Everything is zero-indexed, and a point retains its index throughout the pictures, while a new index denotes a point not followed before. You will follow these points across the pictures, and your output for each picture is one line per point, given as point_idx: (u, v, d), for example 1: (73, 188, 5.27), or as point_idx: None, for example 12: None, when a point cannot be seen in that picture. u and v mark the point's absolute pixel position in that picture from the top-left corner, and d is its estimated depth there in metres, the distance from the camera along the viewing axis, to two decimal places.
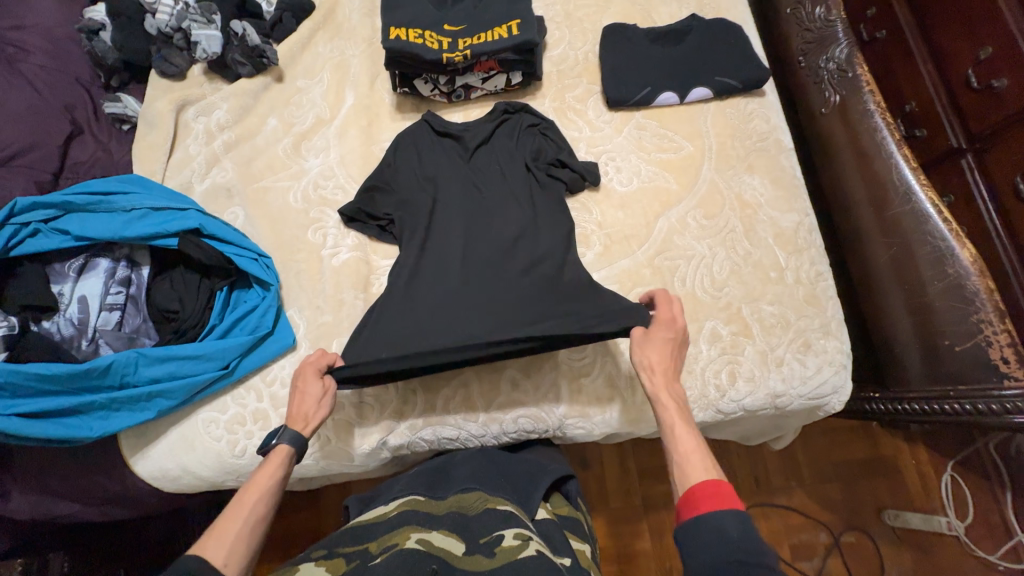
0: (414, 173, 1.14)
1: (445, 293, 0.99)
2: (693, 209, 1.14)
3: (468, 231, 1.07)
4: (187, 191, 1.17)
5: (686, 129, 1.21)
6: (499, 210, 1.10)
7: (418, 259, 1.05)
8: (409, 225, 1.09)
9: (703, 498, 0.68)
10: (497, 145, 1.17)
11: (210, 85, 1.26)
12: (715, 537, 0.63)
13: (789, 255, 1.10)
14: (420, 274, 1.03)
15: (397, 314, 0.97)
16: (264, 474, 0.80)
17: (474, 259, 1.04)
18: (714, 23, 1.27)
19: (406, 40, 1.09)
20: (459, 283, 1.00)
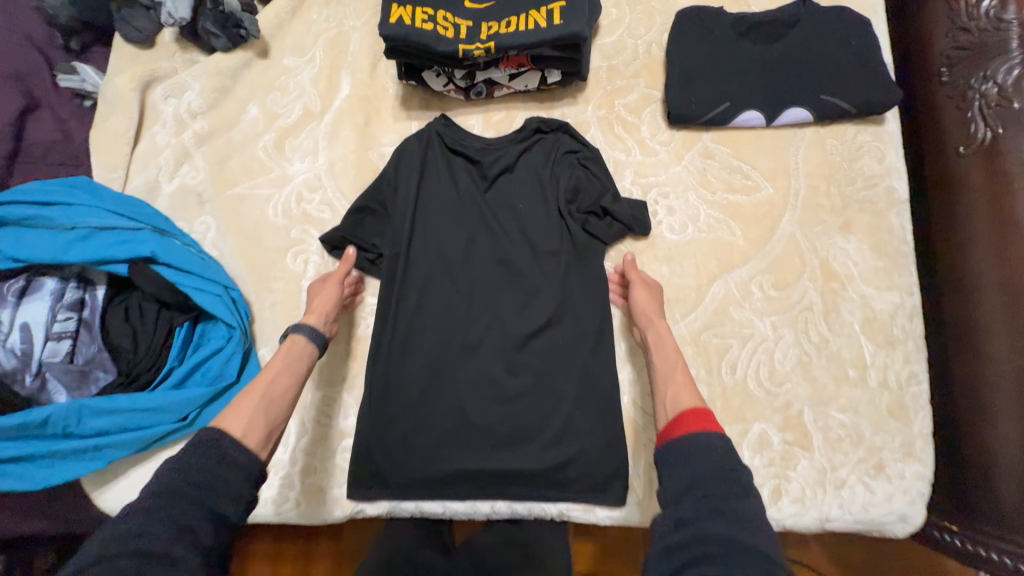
0: (421, 209, 0.94)
1: (452, 383, 0.91)
2: (760, 273, 0.89)
3: (482, 299, 0.92)
4: (152, 193, 0.99)
5: (767, 163, 0.93)
6: (520, 268, 0.92)
7: (422, 327, 0.92)
8: (413, 276, 0.93)
9: (685, 424, 0.68)
10: (524, 175, 0.95)
11: (183, 56, 1.04)
12: (698, 451, 0.63)
13: (879, 349, 0.86)
14: (422, 347, 0.91)
15: (398, 400, 0.90)
16: (279, 360, 0.79)
17: (484, 344, 0.91)
18: (830, 13, 0.94)
19: (412, 24, 0.83)
20: (467, 369, 0.91)
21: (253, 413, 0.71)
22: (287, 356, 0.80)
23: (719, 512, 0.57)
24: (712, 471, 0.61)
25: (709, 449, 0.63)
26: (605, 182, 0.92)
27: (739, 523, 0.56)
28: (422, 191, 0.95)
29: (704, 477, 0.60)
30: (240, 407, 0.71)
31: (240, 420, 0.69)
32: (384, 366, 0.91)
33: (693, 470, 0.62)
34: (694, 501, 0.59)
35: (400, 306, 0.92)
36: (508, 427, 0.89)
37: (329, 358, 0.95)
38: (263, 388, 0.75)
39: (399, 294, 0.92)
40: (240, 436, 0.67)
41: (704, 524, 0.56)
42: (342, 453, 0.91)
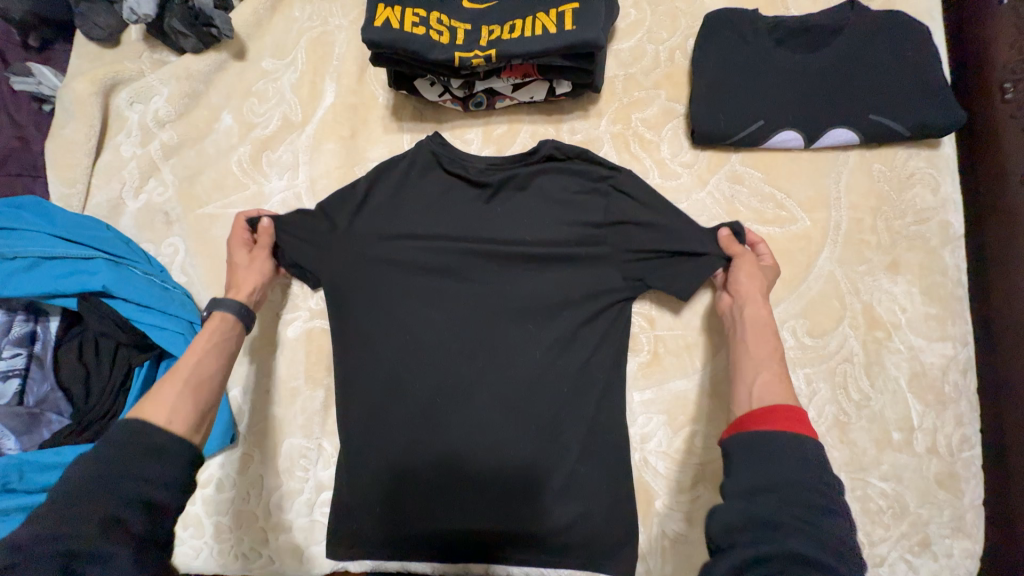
0: (409, 237, 0.81)
1: (440, 443, 0.77)
2: (794, 317, 0.79)
3: (477, 343, 0.79)
4: (116, 211, 0.90)
5: (805, 191, 0.82)
6: (521, 307, 0.80)
7: (407, 376, 0.78)
8: (398, 315, 0.80)
9: (775, 418, 0.57)
10: (530, 200, 0.82)
11: (151, 56, 0.94)
12: (790, 453, 0.53)
13: (929, 409, 0.75)
14: (406, 399, 0.78)
15: (378, 461, 0.77)
16: (201, 338, 0.70)
17: (478, 396, 0.78)
18: (885, 16, 0.81)
19: (401, 28, 0.72)
20: (459, 426, 0.77)
21: (179, 399, 0.61)
22: (213, 335, 0.71)
23: (798, 523, 0.48)
24: (796, 476, 0.51)
25: (796, 451, 0.53)
26: (620, 210, 0.80)
27: (819, 541, 0.47)
28: (410, 216, 0.82)
29: (780, 479, 0.51)
30: (161, 396, 0.60)
31: (163, 409, 0.59)
32: (364, 420, 0.79)
33: (768, 468, 0.52)
34: (767, 505, 0.49)
35: (383, 351, 0.79)
36: (506, 491, 0.76)
37: (304, 404, 0.84)
38: (187, 372, 0.64)
39: (381, 336, 0.80)
40: (166, 424, 0.57)
41: (776, 536, 0.47)
42: (320, 508, 0.82)
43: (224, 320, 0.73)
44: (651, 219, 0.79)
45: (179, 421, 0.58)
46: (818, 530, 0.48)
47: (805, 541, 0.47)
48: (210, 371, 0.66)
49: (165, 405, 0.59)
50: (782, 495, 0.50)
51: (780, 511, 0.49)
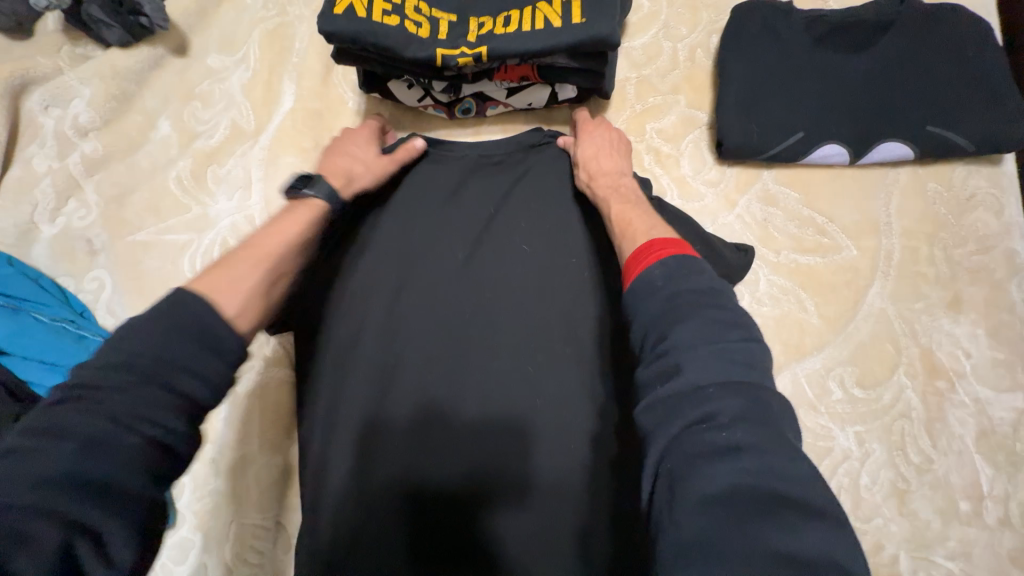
0: (388, 239, 0.66)
1: (429, 512, 0.56)
2: (841, 363, 0.67)
3: (476, 369, 0.60)
4: (27, 238, 0.74)
5: (849, 214, 0.70)
6: (531, 325, 0.61)
7: (379, 419, 0.59)
8: (366, 345, 0.61)
9: (634, 263, 0.46)
10: (527, 199, 0.67)
11: (70, 50, 0.78)
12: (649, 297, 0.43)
13: (1000, 472, 0.64)
14: (379, 451, 0.58)
15: (341, 534, 0.56)
16: (288, 222, 0.52)
17: (476, 438, 0.58)
18: (942, 11, 0.69)
19: (372, 17, 0.57)
20: (447, 493, 0.56)
21: (255, 292, 0.45)
22: (301, 224, 0.52)
23: (703, 390, 0.35)
24: (681, 334, 0.38)
25: (674, 297, 0.41)
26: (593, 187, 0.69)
27: (704, 372, 0.36)
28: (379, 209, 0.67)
29: (677, 345, 0.38)
30: (232, 276, 0.45)
31: (232, 296, 0.43)
32: (318, 481, 0.59)
33: (643, 324, 0.41)
34: (666, 402, 0.36)
35: (352, 385, 0.60)
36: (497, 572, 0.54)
37: (258, 476, 0.69)
38: (270, 259, 0.48)
39: (347, 381, 0.61)
40: (233, 319, 0.42)
41: (671, 433, 0.35)
42: None
43: (319, 211, 0.54)
44: None
45: (249, 318, 0.43)
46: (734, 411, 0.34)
47: (711, 439, 0.33)
48: (290, 267, 0.50)
49: (238, 294, 0.44)
50: (679, 380, 0.36)
51: (686, 408, 0.35)
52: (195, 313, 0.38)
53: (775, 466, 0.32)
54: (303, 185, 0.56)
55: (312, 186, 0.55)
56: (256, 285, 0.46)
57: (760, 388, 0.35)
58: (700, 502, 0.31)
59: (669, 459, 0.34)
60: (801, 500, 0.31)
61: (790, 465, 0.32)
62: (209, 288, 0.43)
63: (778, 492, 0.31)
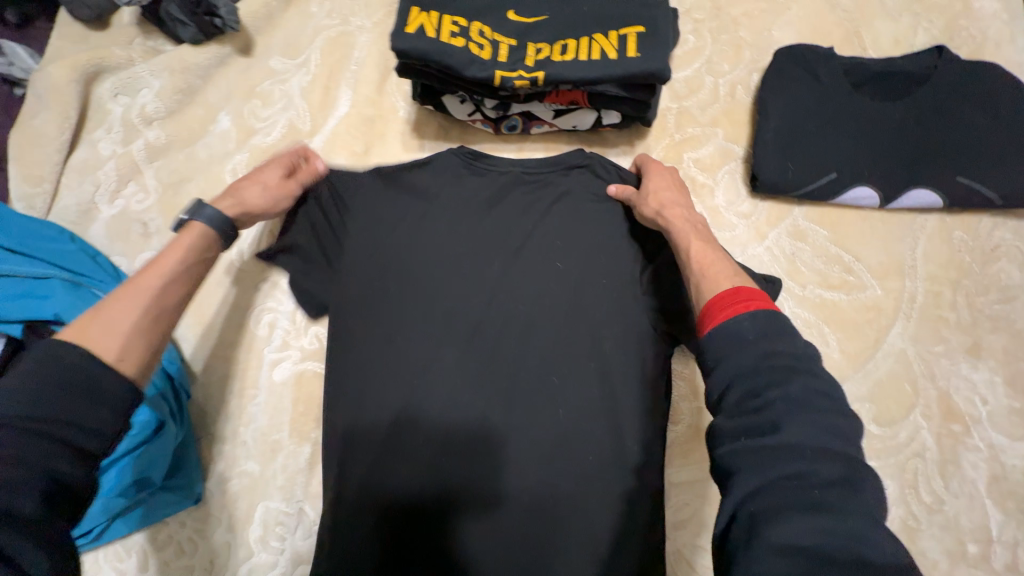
0: (427, 256, 0.71)
1: (444, 513, 0.62)
2: (859, 399, 0.69)
3: (499, 387, 0.66)
4: (86, 217, 0.78)
5: (875, 255, 0.73)
6: (553, 350, 0.67)
7: (408, 424, 0.65)
8: (404, 352, 0.67)
9: (718, 309, 0.48)
10: (569, 211, 0.74)
11: (142, 43, 0.82)
12: (733, 343, 0.44)
13: (1010, 518, 0.66)
14: (406, 452, 0.64)
15: (362, 526, 0.62)
16: (172, 254, 0.54)
17: (492, 450, 0.64)
18: (977, 67, 0.72)
19: (439, 37, 0.60)
20: (462, 498, 0.63)
21: (138, 328, 0.48)
22: (184, 257, 0.55)
23: (799, 451, 0.38)
24: (782, 395, 0.40)
25: (767, 355, 0.42)
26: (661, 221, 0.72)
27: (800, 428, 0.38)
28: (424, 223, 0.72)
29: (772, 405, 0.40)
30: (110, 316, 0.48)
31: (111, 337, 0.46)
32: (351, 477, 0.64)
33: (734, 371, 0.43)
34: (752, 457, 0.39)
35: (387, 390, 0.66)
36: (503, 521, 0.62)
37: (287, 462, 0.71)
38: (151, 298, 0.51)
39: (386, 381, 0.67)
40: (114, 361, 0.45)
41: (755, 486, 0.37)
42: None
43: (204, 237, 0.58)
44: None
45: (134, 360, 0.47)
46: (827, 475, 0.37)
47: (800, 495, 0.36)
48: (179, 300, 0.53)
49: (117, 335, 0.47)
50: (774, 438, 0.38)
51: (770, 466, 0.38)
52: (73, 365, 0.43)
53: (861, 532, 0.35)
54: (186, 212, 0.59)
55: (191, 213, 0.59)
56: (141, 322, 0.49)
57: (854, 459, 0.38)
58: (783, 548, 0.34)
59: (755, 502, 0.37)
60: (887, 573, 0.33)
61: (877, 535, 0.35)
62: (84, 335, 0.46)
63: (861, 560, 0.33)
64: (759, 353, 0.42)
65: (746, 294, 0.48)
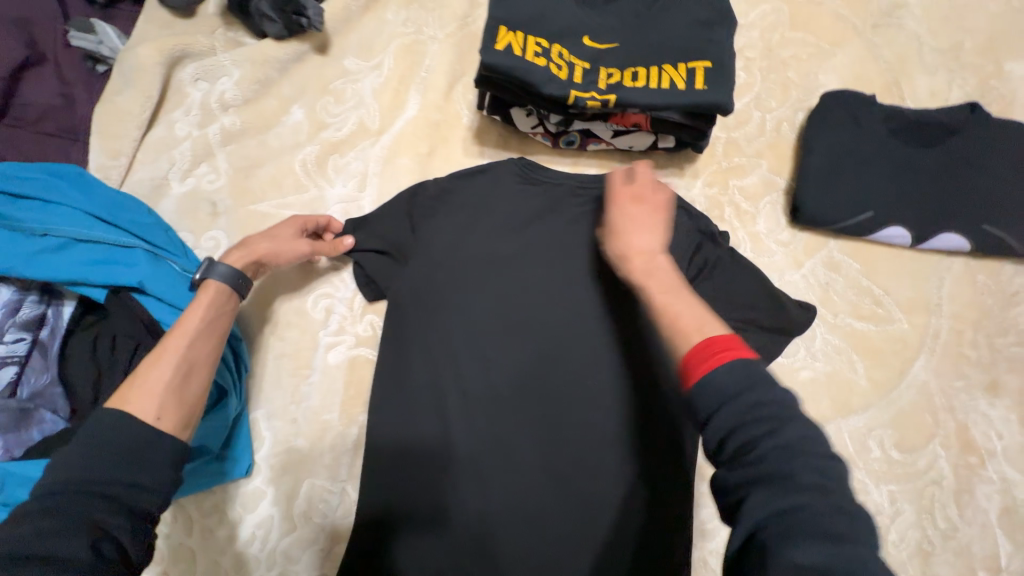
0: (479, 258, 0.76)
1: (482, 514, 0.68)
2: (882, 425, 0.73)
3: (537, 402, 0.71)
4: (158, 192, 0.82)
5: (904, 291, 0.77)
6: (589, 360, 0.72)
7: (453, 428, 0.70)
8: (455, 355, 0.72)
9: (696, 362, 0.44)
10: None
11: (224, 33, 0.87)
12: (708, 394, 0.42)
13: (1019, 549, 0.69)
14: (450, 454, 0.70)
15: (407, 511, 0.68)
16: (194, 315, 0.59)
17: (527, 461, 0.70)
18: (1009, 125, 0.78)
19: (523, 55, 0.65)
20: (500, 500, 0.69)
21: (171, 387, 0.53)
22: (210, 312, 0.60)
23: (813, 501, 0.36)
24: (782, 443, 0.38)
25: (756, 401, 0.40)
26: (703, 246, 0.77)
27: (802, 470, 0.37)
28: (478, 231, 0.76)
29: (770, 453, 0.38)
30: (147, 379, 0.52)
31: (149, 400, 0.51)
32: (397, 470, 0.70)
33: (732, 423, 0.40)
34: (760, 498, 0.37)
35: (437, 386, 0.72)
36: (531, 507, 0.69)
37: (335, 442, 0.74)
38: (180, 353, 0.55)
39: (438, 373, 0.72)
40: (155, 421, 0.50)
41: (772, 538, 0.35)
42: (330, 561, 0.72)
43: (221, 294, 0.62)
44: (745, 295, 0.75)
45: (172, 415, 0.51)
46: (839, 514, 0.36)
47: (821, 545, 0.34)
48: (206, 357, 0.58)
49: (155, 397, 0.51)
50: (787, 491, 0.36)
51: (775, 507, 0.36)
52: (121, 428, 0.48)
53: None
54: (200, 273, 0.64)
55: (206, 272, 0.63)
56: (174, 380, 0.53)
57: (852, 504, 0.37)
58: None
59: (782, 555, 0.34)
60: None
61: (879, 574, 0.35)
62: (127, 400, 0.51)
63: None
64: (748, 401, 0.40)
65: (722, 346, 0.44)
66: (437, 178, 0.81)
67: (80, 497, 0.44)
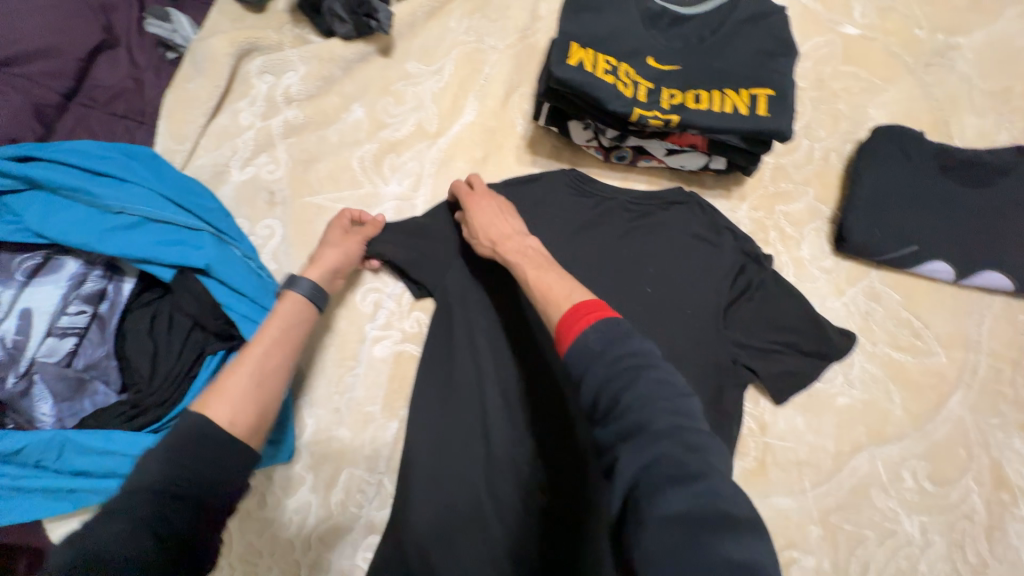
0: None
1: (519, 521, 0.69)
2: (916, 456, 0.74)
3: (574, 412, 0.72)
4: (218, 178, 0.84)
5: (944, 325, 0.78)
6: None
7: (495, 435, 0.71)
8: (500, 359, 0.74)
9: (569, 327, 0.55)
10: (666, 242, 0.80)
11: (292, 30, 0.90)
12: (580, 358, 0.52)
13: None
14: (491, 462, 0.71)
15: (445, 507, 0.70)
16: (274, 324, 0.62)
17: (565, 469, 0.70)
18: None
19: (592, 71, 0.67)
20: (539, 509, 0.70)
21: (245, 394, 0.54)
22: (285, 325, 0.62)
23: (667, 434, 0.43)
24: (634, 394, 0.46)
25: (615, 362, 0.49)
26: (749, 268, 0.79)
27: (654, 409, 0.45)
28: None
29: (631, 403, 0.46)
30: (226, 386, 0.54)
31: (224, 406, 0.53)
32: (437, 466, 0.71)
33: (600, 382, 0.49)
34: (629, 450, 0.44)
35: (482, 386, 0.73)
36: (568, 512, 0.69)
37: (376, 434, 0.76)
38: (257, 363, 0.57)
39: (483, 374, 0.73)
40: (227, 426, 0.51)
41: (635, 473, 0.43)
42: (363, 552, 0.73)
43: (300, 306, 0.65)
44: (789, 320, 0.76)
45: (243, 423, 0.53)
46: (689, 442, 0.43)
47: (677, 473, 0.41)
48: (280, 367, 0.59)
49: (230, 403, 0.53)
50: (642, 432, 0.44)
51: (643, 453, 0.43)
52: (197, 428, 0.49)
53: (717, 489, 0.41)
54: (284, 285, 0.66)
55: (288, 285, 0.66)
56: (249, 389, 0.55)
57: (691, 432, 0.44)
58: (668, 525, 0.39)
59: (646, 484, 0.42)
60: (744, 519, 0.41)
61: (727, 488, 0.42)
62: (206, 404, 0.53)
63: (728, 514, 0.40)
64: (608, 364, 0.49)
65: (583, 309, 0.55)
66: (492, 185, 0.83)
67: (138, 496, 0.44)
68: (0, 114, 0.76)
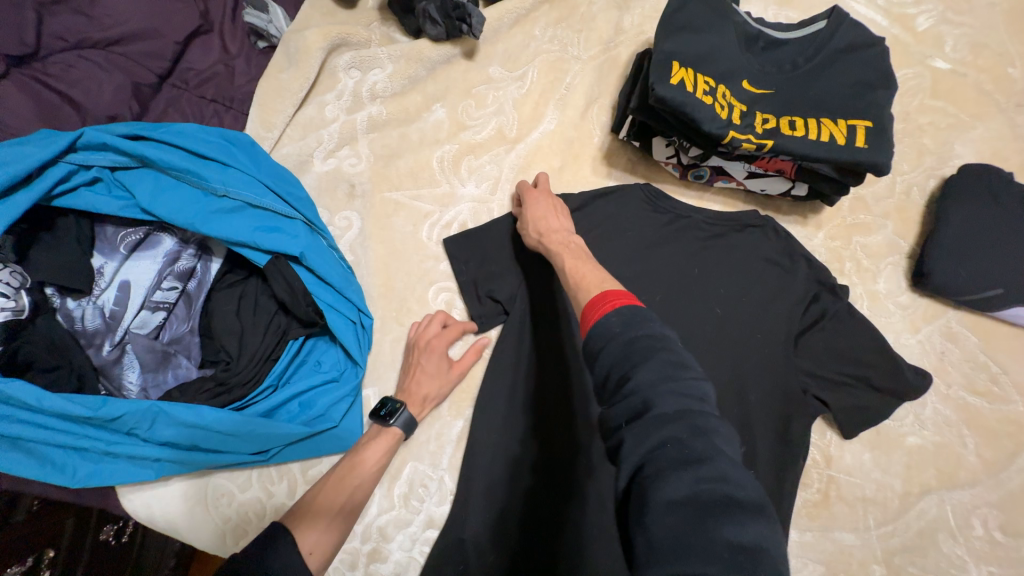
0: None
1: (582, 534, 0.69)
2: (986, 503, 0.73)
3: None
4: (303, 167, 0.86)
5: (1023, 373, 0.77)
6: None
7: (557, 443, 0.72)
8: (568, 369, 0.74)
9: (589, 313, 0.58)
10: (741, 262, 0.78)
11: (380, 29, 0.92)
12: (595, 335, 0.54)
13: None
14: (552, 471, 0.71)
15: (510, 510, 0.70)
16: (370, 455, 0.69)
17: None
18: None
19: (691, 91, 0.68)
20: (604, 524, 0.70)
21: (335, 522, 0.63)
22: (377, 457, 0.69)
23: (673, 414, 0.44)
24: (640, 375, 0.47)
25: (630, 342, 0.51)
26: (826, 296, 0.77)
27: (658, 388, 0.46)
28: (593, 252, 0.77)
29: (640, 383, 0.47)
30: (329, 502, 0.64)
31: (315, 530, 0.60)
32: (502, 469, 0.72)
33: (612, 361, 0.51)
34: (635, 432, 0.45)
35: (550, 394, 0.74)
36: None
37: (441, 430, 0.77)
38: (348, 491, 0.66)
39: (550, 381, 0.74)
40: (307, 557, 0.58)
41: (640, 455, 0.44)
42: (421, 546, 0.74)
43: (394, 440, 0.71)
44: (864, 353, 0.74)
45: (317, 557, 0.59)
46: (696, 424, 0.44)
47: (680, 456, 0.42)
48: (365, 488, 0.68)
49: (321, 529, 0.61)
50: (647, 411, 0.45)
51: (650, 435, 0.44)
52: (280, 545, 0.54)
53: (725, 475, 0.41)
54: (388, 411, 0.72)
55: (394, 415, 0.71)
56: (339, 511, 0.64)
57: (698, 416, 0.44)
58: (669, 503, 0.40)
59: (652, 464, 0.43)
60: (749, 504, 0.41)
61: (736, 475, 0.42)
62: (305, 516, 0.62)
63: (731, 498, 0.40)
64: (623, 346, 0.51)
65: (599, 300, 0.58)
66: (565, 194, 0.83)
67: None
68: (102, 91, 0.77)
